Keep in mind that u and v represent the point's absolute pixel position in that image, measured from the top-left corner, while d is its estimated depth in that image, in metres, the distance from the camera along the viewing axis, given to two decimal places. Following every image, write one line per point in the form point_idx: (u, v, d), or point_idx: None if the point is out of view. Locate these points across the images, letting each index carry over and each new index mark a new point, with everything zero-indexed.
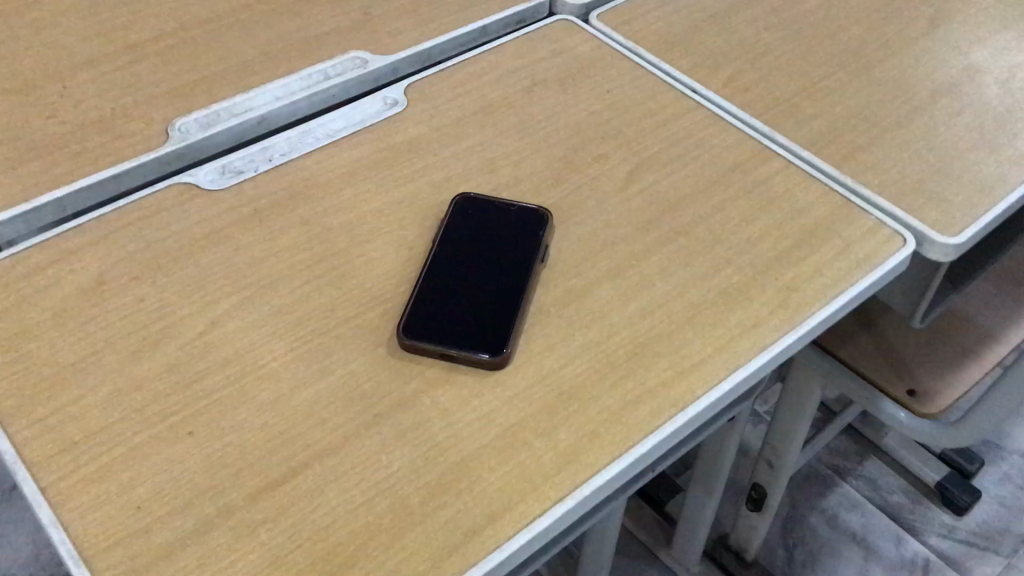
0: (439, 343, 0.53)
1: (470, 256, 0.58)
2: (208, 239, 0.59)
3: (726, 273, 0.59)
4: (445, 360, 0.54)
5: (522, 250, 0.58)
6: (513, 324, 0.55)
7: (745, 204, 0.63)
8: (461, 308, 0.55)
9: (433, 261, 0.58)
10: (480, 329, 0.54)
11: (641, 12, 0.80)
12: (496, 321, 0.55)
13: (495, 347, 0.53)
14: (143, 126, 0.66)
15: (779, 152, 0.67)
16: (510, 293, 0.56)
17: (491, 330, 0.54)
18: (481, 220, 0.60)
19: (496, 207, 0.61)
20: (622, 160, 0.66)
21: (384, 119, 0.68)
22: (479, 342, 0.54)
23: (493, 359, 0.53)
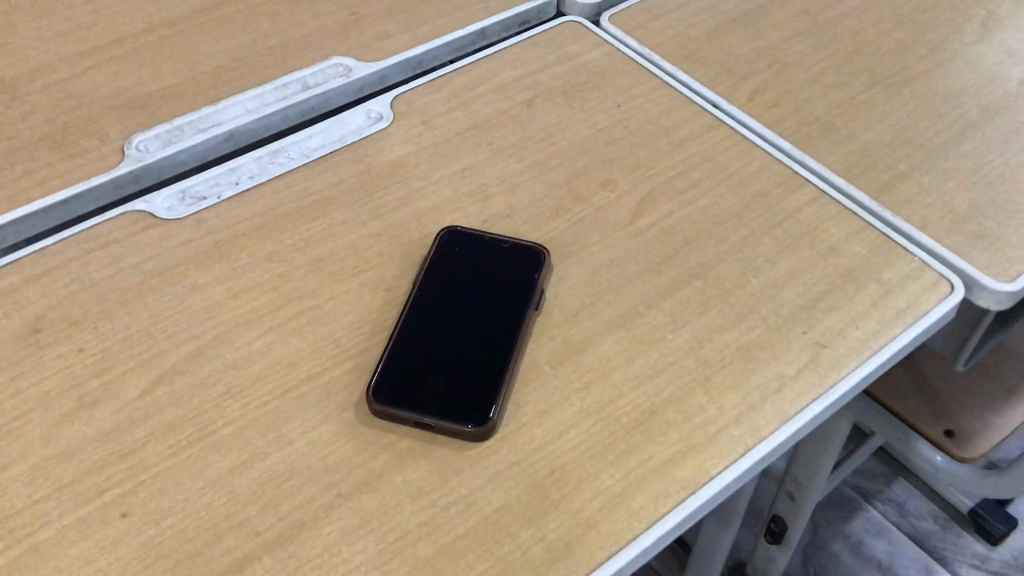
0: (414, 408, 0.47)
1: (455, 301, 0.51)
2: (160, 277, 0.53)
3: (747, 324, 0.52)
4: (421, 428, 0.47)
5: (514, 296, 0.51)
6: (500, 387, 0.48)
7: (771, 241, 0.56)
8: (441, 366, 0.48)
9: (411, 308, 0.51)
10: (462, 392, 0.47)
11: (657, 14, 0.72)
12: (481, 383, 0.48)
13: (478, 414, 0.46)
14: (97, 143, 0.59)
15: (809, 179, 0.59)
16: (498, 347, 0.49)
17: (475, 393, 0.47)
18: (469, 258, 0.53)
19: (487, 243, 0.54)
20: (632, 187, 0.58)
21: (366, 136, 0.61)
22: (460, 408, 0.47)
23: (475, 429, 0.46)
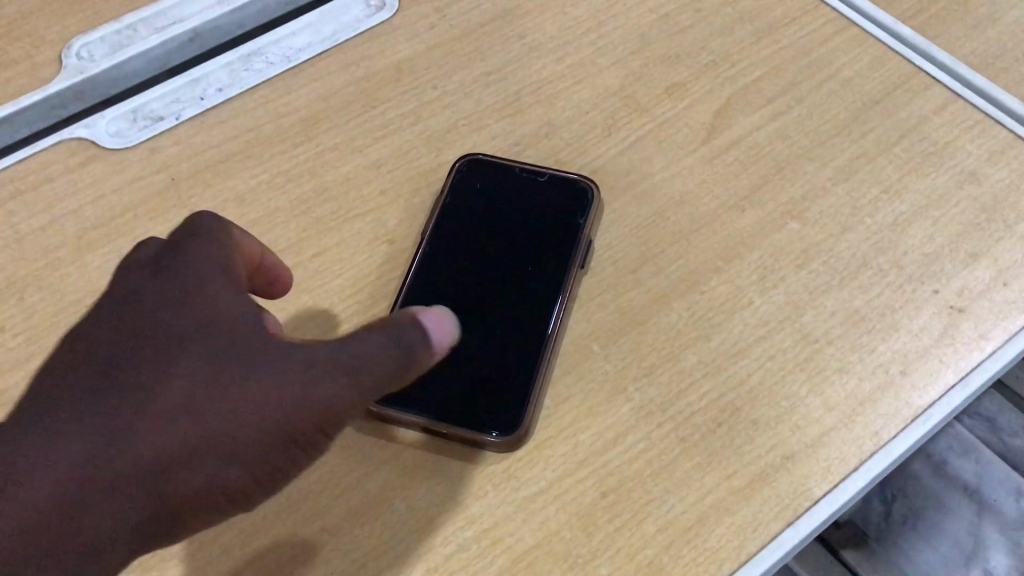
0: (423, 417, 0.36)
1: (476, 260, 0.40)
2: (105, 227, 0.41)
3: (857, 283, 0.39)
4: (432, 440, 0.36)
5: (555, 251, 0.39)
6: (534, 378, 0.36)
7: (889, 164, 0.43)
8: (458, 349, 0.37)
9: (419, 269, 0.39)
10: (485, 392, 0.36)
11: None
12: (509, 379, 0.37)
13: (508, 424, 0.36)
14: (29, 50, 0.47)
15: (937, 77, 0.45)
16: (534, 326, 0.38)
17: (502, 393, 0.36)
18: (495, 199, 0.41)
19: (518, 175, 0.42)
20: (705, 94, 0.45)
21: (364, 31, 0.48)
22: (483, 416, 0.36)
23: (506, 443, 0.35)
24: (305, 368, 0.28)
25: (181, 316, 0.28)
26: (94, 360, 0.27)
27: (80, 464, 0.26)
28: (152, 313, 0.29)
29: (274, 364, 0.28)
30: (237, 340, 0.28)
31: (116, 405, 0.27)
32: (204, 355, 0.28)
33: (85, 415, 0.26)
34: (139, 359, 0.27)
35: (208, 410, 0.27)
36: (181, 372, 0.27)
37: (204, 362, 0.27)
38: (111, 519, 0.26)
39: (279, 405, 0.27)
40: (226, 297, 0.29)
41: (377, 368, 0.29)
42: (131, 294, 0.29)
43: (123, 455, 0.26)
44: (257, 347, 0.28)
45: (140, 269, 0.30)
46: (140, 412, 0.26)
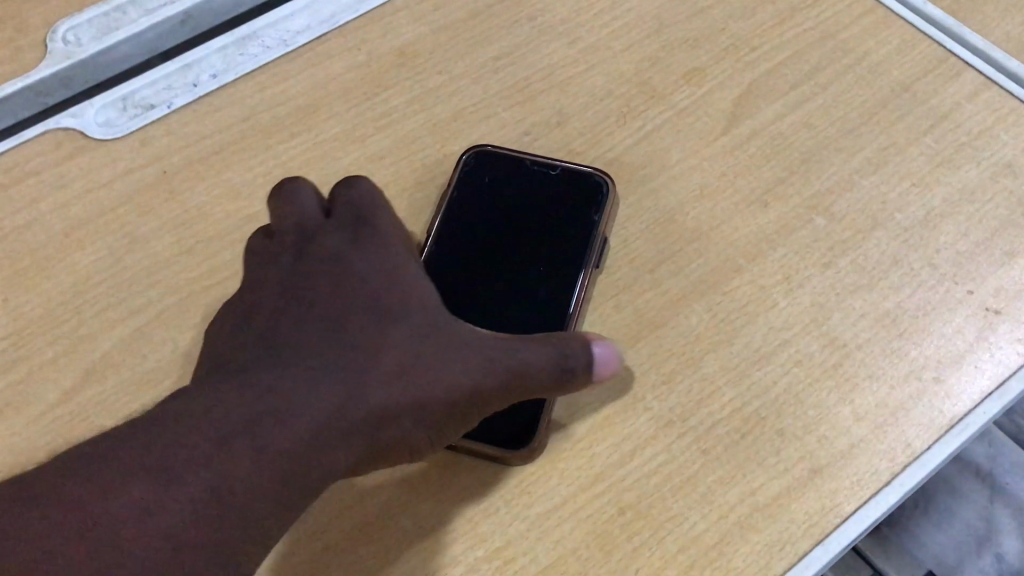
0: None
1: (483, 258, 0.37)
2: (94, 223, 0.39)
3: (886, 283, 0.37)
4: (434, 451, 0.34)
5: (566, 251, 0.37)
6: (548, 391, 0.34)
7: (920, 155, 0.40)
8: None
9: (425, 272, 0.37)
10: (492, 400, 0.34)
11: None
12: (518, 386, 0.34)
13: (517, 436, 0.34)
14: (12, 33, 0.44)
15: (969, 61, 0.43)
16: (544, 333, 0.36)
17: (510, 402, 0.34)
18: (503, 192, 0.39)
19: (528, 167, 0.39)
20: (726, 80, 0.43)
21: (365, 12, 0.45)
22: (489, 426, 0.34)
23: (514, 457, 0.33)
24: (486, 353, 0.30)
25: (385, 288, 0.30)
26: (301, 305, 0.30)
27: (287, 445, 0.27)
28: (349, 284, 0.30)
29: (460, 348, 0.30)
30: (430, 322, 0.30)
31: (318, 380, 0.28)
32: (402, 335, 0.29)
33: (292, 389, 0.28)
34: (338, 331, 0.29)
35: (420, 370, 0.29)
36: (379, 349, 0.29)
37: (401, 344, 0.29)
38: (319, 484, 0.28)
39: (465, 389, 0.29)
40: (411, 273, 0.31)
41: (552, 374, 0.30)
42: (322, 252, 0.32)
43: (326, 434, 0.28)
44: (441, 327, 0.30)
45: (337, 230, 0.33)
46: (359, 365, 0.28)
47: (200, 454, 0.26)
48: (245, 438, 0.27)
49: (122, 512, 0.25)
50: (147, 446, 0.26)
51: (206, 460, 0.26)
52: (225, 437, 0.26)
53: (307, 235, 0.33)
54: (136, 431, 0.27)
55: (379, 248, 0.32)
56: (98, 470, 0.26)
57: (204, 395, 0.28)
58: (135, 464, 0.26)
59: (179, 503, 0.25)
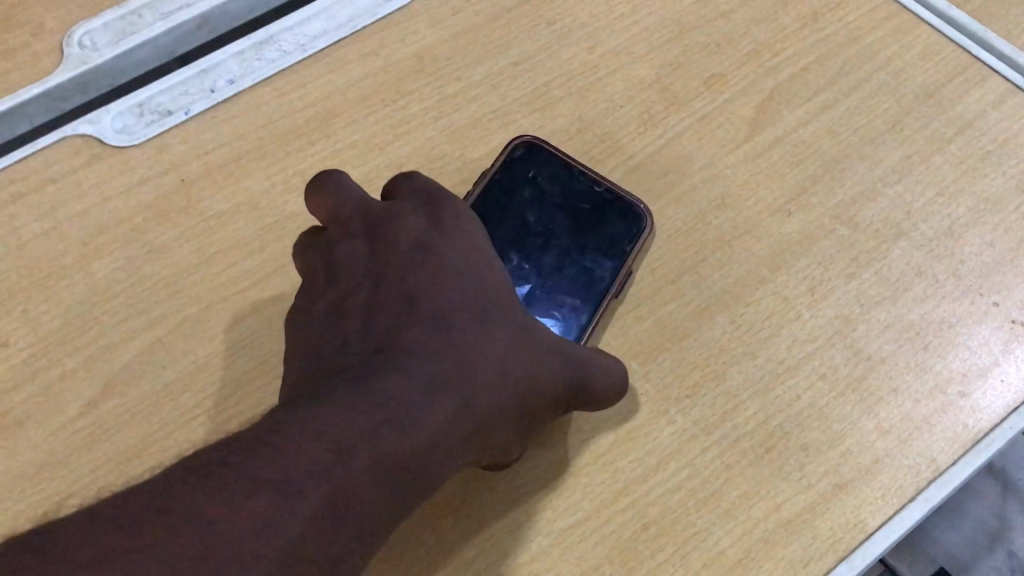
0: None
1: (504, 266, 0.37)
2: (112, 233, 0.39)
3: (910, 294, 0.37)
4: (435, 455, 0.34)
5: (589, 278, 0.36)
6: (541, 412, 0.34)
7: (944, 164, 0.40)
8: None
9: None
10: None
11: None
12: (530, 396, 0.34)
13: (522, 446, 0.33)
14: (27, 37, 0.44)
15: (995, 67, 0.43)
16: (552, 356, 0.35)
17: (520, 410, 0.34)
18: (545, 194, 0.38)
19: (576, 176, 0.38)
20: (746, 87, 0.42)
21: (383, 17, 0.45)
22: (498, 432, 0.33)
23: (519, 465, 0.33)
24: (561, 355, 0.32)
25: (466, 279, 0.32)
26: (402, 315, 0.31)
27: (406, 452, 0.27)
28: (439, 291, 0.31)
29: (543, 351, 0.31)
30: (520, 325, 0.32)
31: (432, 389, 0.29)
32: (498, 335, 0.31)
33: (410, 395, 0.28)
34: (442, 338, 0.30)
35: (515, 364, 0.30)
36: (482, 357, 0.30)
37: (507, 353, 0.30)
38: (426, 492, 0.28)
39: (550, 390, 0.31)
40: (495, 281, 0.33)
41: (613, 381, 0.33)
42: (404, 254, 0.33)
43: (444, 442, 0.28)
44: (531, 334, 0.32)
45: (412, 211, 0.34)
46: (464, 361, 0.29)
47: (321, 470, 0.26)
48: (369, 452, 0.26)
49: (254, 530, 0.24)
50: (262, 462, 0.25)
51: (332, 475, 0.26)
52: (351, 452, 0.26)
53: (378, 233, 0.34)
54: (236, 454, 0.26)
55: (461, 254, 0.33)
56: (214, 493, 0.24)
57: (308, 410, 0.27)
58: (251, 483, 0.25)
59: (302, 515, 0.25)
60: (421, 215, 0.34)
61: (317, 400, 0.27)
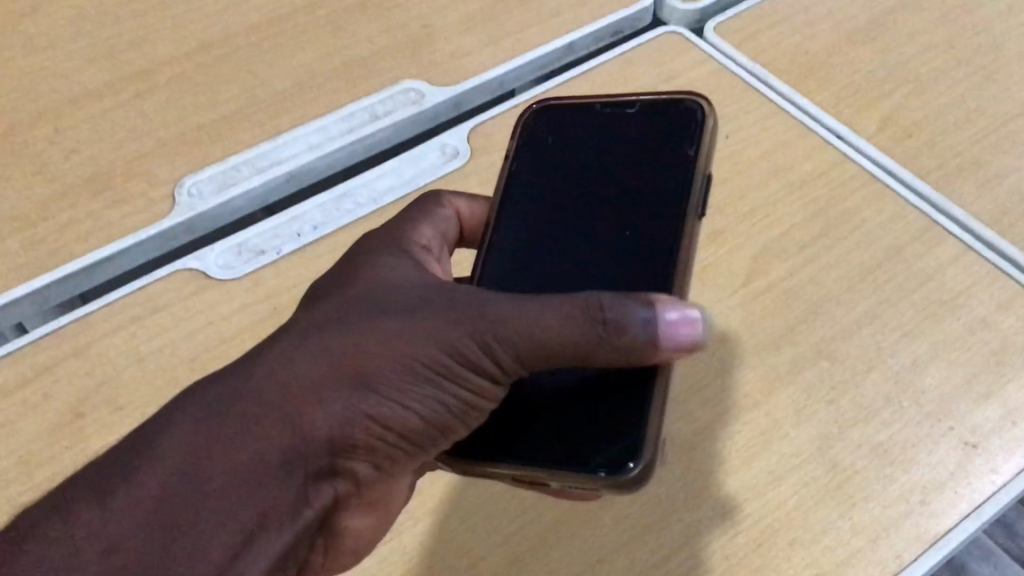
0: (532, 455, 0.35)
1: (567, 196, 0.41)
2: (216, 350, 0.47)
3: (880, 418, 0.44)
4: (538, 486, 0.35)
5: (656, 178, 0.40)
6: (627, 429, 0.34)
7: (908, 310, 0.48)
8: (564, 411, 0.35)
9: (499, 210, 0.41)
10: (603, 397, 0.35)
11: (775, 17, 0.62)
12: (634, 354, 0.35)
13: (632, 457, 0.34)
14: (145, 187, 0.53)
15: (952, 229, 0.51)
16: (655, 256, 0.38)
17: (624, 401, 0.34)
18: (586, 134, 0.42)
19: (599, 109, 0.43)
20: (742, 244, 0.51)
21: (441, 177, 0.54)
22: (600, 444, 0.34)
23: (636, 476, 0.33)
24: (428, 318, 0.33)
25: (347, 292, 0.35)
26: (323, 314, 0.33)
27: (228, 435, 0.30)
28: (319, 306, 0.35)
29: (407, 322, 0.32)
30: (378, 308, 0.33)
31: (322, 390, 0.31)
32: (345, 321, 0.33)
33: (238, 389, 0.31)
34: (337, 332, 0.32)
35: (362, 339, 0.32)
36: (381, 343, 0.32)
37: (407, 334, 0.32)
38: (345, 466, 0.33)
39: (420, 353, 0.32)
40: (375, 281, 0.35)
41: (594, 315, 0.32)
42: (356, 276, 0.36)
43: (338, 441, 0.32)
44: (465, 309, 0.33)
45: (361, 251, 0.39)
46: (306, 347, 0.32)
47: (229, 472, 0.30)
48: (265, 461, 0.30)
49: (157, 534, 0.29)
50: (180, 450, 0.30)
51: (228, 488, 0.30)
52: (246, 464, 0.30)
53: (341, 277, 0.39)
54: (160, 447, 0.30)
55: (353, 278, 0.36)
56: (144, 477, 0.29)
57: (213, 415, 0.31)
58: (165, 475, 0.29)
59: (218, 521, 0.29)
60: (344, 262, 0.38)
61: (223, 399, 0.31)
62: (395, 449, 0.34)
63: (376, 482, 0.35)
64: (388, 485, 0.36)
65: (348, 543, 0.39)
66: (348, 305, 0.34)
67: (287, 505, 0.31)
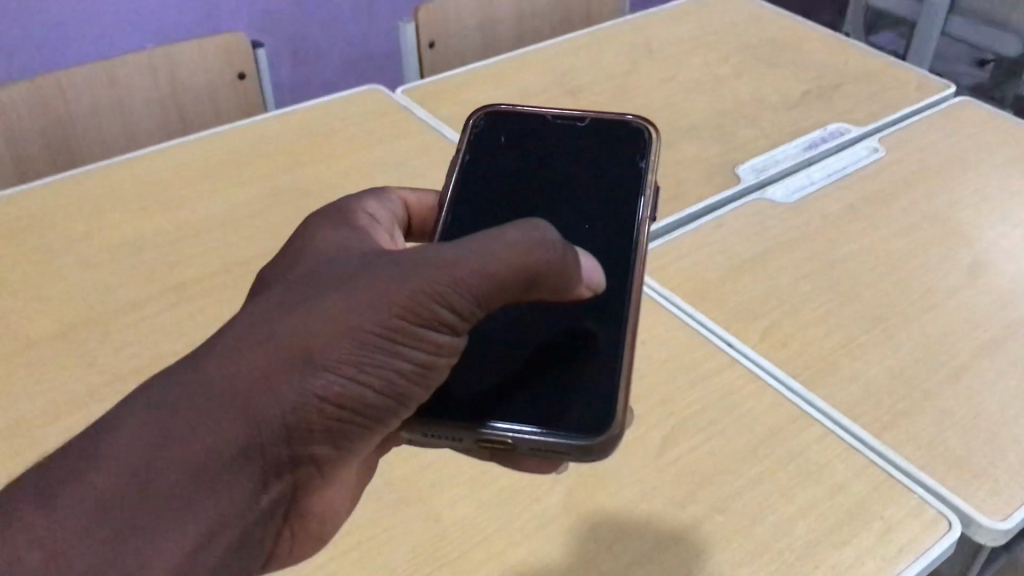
0: (510, 417, 0.48)
1: (529, 176, 0.59)
2: None
3: (763, 557, 0.56)
4: (513, 444, 0.47)
5: (596, 172, 0.59)
6: (594, 392, 0.48)
7: (784, 476, 0.61)
8: (539, 382, 0.49)
9: (468, 184, 0.59)
10: (572, 378, 0.49)
11: (679, 253, 0.79)
12: (603, 333, 0.51)
13: (607, 415, 0.47)
14: None
15: (817, 416, 0.64)
16: (613, 237, 0.55)
17: (592, 380, 0.49)
18: (541, 135, 0.61)
19: (548, 118, 0.61)
20: (656, 424, 0.64)
21: None
22: (575, 406, 0.48)
23: (616, 429, 0.46)
24: (367, 299, 0.42)
25: (297, 283, 0.44)
26: (271, 305, 0.43)
27: (190, 409, 0.40)
28: (271, 294, 0.44)
29: (348, 304, 0.42)
30: (317, 297, 0.43)
31: (282, 373, 0.41)
32: (292, 312, 0.42)
33: (202, 375, 0.40)
34: (288, 321, 0.42)
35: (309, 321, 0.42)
36: (329, 329, 0.42)
37: (357, 318, 0.42)
38: (298, 448, 0.43)
39: (360, 324, 0.42)
40: (319, 274, 0.44)
41: (504, 262, 0.43)
42: (301, 273, 0.45)
43: (296, 411, 0.41)
44: (396, 283, 0.43)
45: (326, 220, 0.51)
46: (263, 334, 0.41)
47: (179, 469, 0.39)
48: (215, 455, 0.40)
49: (131, 487, 0.38)
50: (148, 428, 0.39)
51: (195, 451, 0.39)
52: (194, 456, 0.39)
53: (296, 242, 0.49)
54: (121, 432, 0.39)
55: (300, 275, 0.45)
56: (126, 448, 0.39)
57: (168, 406, 0.40)
58: (139, 446, 0.39)
59: (171, 509, 0.39)
60: (289, 259, 0.48)
61: (182, 385, 0.40)
62: (341, 429, 0.44)
63: (343, 449, 0.45)
64: (354, 445, 0.45)
65: (311, 521, 0.50)
66: (295, 293, 0.43)
67: (250, 471, 0.41)
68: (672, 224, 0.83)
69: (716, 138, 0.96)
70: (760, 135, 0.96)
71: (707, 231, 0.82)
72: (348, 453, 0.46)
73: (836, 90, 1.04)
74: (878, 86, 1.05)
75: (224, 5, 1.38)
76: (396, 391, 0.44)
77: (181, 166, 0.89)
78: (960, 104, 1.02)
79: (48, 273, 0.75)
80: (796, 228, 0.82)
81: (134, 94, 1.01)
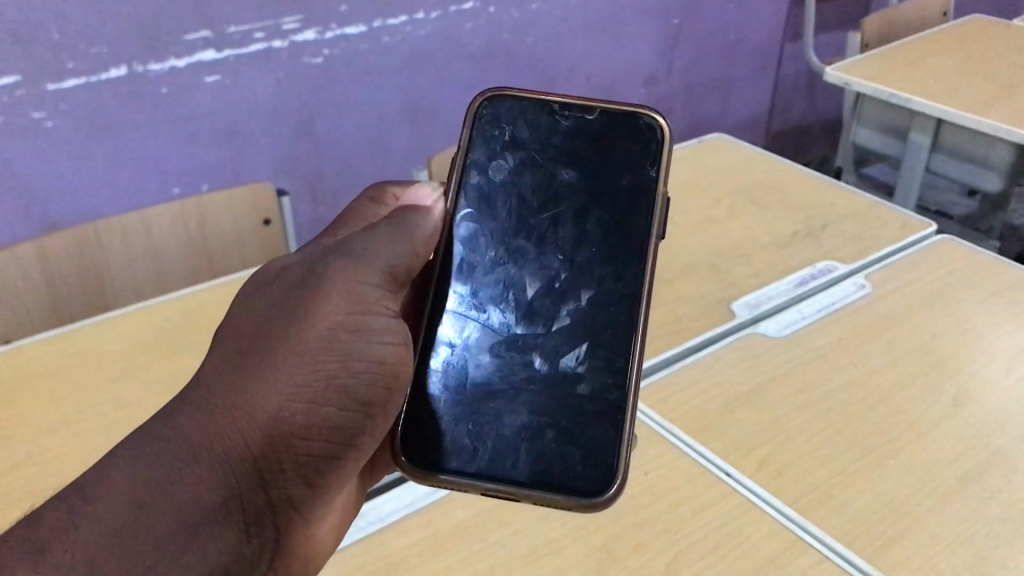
0: (515, 474, 0.56)
1: (535, 182, 0.64)
2: None
3: None
4: (518, 496, 0.56)
5: (602, 174, 0.64)
6: (595, 443, 0.57)
7: None
8: (542, 434, 0.57)
9: (472, 195, 0.64)
10: (568, 437, 0.57)
11: (677, 388, 0.84)
12: (606, 395, 0.58)
13: (606, 476, 0.56)
14: None
15: (812, 544, 0.68)
16: (623, 258, 0.62)
17: (591, 430, 0.57)
18: (545, 132, 0.65)
19: (554, 111, 0.65)
20: (659, 552, 0.67)
21: (432, 500, 0.71)
22: (578, 465, 0.56)
23: (617, 485, 0.55)
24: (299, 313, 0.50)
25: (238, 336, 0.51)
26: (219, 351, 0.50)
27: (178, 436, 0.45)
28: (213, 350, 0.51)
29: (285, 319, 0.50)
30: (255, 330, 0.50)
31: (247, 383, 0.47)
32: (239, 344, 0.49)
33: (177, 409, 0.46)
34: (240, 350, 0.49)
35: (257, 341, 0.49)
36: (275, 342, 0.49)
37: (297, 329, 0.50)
38: (282, 463, 0.48)
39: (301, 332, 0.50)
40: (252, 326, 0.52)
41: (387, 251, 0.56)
42: None
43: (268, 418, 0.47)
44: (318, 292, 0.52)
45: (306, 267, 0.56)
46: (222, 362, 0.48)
47: (172, 513, 0.42)
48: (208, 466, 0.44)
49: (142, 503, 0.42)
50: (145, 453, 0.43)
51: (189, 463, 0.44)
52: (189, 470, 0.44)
53: None
54: (107, 492, 0.41)
55: None
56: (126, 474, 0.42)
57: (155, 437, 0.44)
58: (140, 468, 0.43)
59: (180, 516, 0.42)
60: None
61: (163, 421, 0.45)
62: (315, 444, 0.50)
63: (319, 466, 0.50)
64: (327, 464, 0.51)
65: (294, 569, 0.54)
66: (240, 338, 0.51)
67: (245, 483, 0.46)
68: (670, 358, 0.88)
69: (711, 276, 1.01)
70: (752, 273, 1.02)
71: (704, 366, 0.87)
72: (325, 470, 0.51)
73: (823, 230, 1.11)
74: (863, 226, 1.12)
75: (247, 153, 1.47)
76: (353, 401, 0.52)
77: (209, 308, 0.96)
78: (941, 242, 1.08)
79: (84, 411, 0.80)
80: (788, 362, 0.87)
81: (167, 239, 1.08)
